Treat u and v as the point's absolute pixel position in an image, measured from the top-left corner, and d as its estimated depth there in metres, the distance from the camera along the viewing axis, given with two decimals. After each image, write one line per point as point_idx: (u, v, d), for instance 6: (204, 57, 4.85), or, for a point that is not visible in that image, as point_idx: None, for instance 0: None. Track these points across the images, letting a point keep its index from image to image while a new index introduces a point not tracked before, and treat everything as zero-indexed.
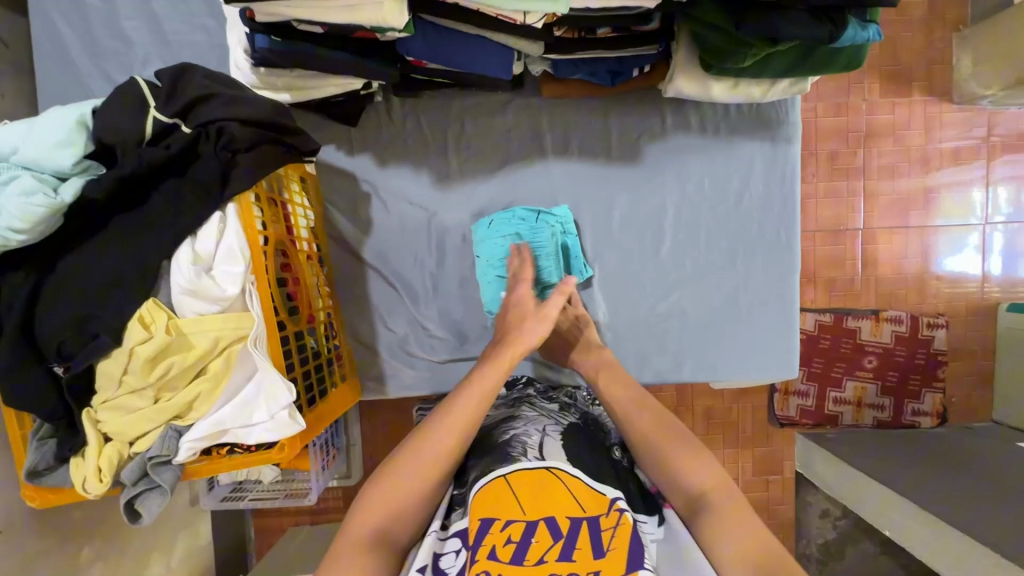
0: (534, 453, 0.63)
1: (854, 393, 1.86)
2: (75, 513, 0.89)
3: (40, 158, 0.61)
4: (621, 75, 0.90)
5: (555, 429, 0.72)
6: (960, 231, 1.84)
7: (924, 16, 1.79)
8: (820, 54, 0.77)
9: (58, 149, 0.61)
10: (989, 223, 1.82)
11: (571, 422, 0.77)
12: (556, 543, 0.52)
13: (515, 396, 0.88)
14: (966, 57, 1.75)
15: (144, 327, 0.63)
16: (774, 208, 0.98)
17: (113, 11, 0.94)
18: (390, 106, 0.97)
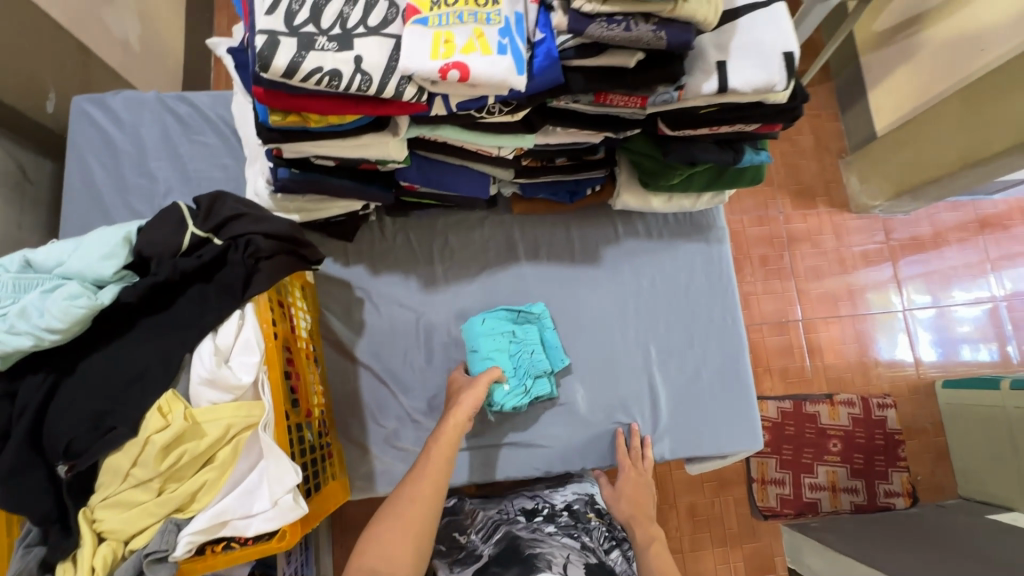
0: (558, 569, 0.84)
1: (827, 477, 1.92)
2: None
3: (87, 269, 0.70)
4: (578, 194, 1.10)
5: (578, 559, 0.89)
6: (885, 317, 2.07)
7: (813, 147, 2.21)
8: (730, 173, 0.99)
9: (103, 261, 0.71)
10: (908, 309, 2.07)
11: (593, 560, 0.91)
12: None
13: (538, 522, 1.01)
14: (854, 177, 2.14)
15: (161, 416, 0.67)
16: (717, 297, 1.13)
17: (144, 154, 1.09)
18: (382, 224, 1.12)
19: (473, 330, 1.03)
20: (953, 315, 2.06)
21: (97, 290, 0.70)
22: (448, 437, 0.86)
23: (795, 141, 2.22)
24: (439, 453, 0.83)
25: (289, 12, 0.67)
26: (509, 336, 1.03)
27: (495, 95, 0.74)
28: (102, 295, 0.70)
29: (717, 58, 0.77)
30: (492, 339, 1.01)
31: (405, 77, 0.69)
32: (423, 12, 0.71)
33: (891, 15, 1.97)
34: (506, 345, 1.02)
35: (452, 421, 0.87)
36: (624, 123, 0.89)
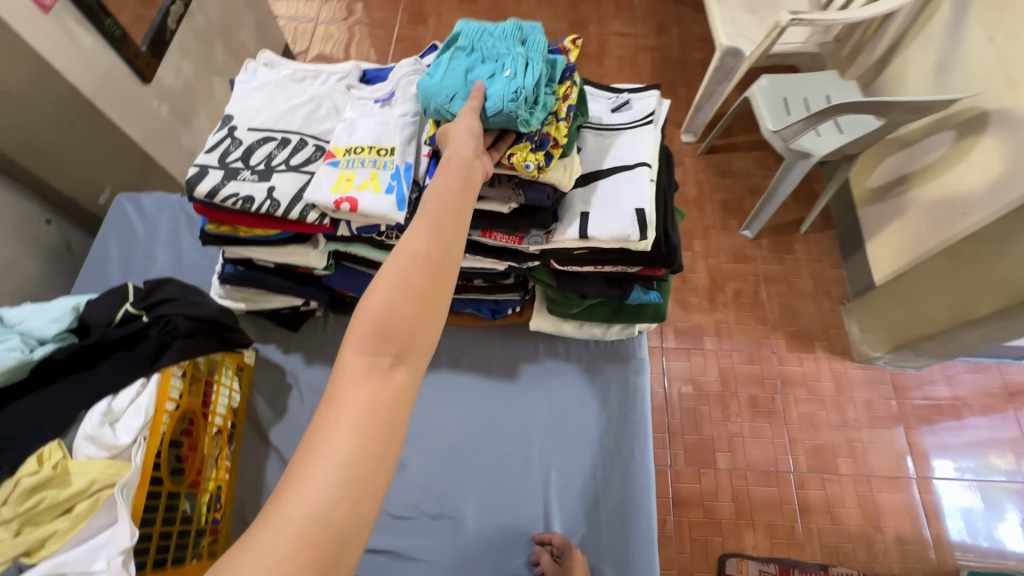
0: None
1: None
2: None
3: (35, 328, 0.88)
4: (500, 311, 1.19)
5: None
6: (895, 484, 1.79)
7: (812, 290, 2.11)
8: (630, 308, 1.05)
9: (51, 325, 0.89)
10: (923, 478, 1.79)
11: None
12: None
13: None
14: (855, 325, 2.00)
15: (38, 462, 0.77)
16: (628, 428, 1.13)
17: (153, 241, 1.34)
18: (326, 319, 1.25)
19: (436, 98, 0.79)
20: (974, 488, 1.76)
21: (36, 346, 0.87)
22: (451, 200, 0.63)
23: (793, 282, 2.13)
24: (441, 212, 0.62)
25: (226, 151, 0.87)
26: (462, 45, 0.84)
27: (384, 224, 0.87)
28: (40, 349, 0.86)
29: (582, 209, 0.88)
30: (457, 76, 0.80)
31: (309, 205, 0.85)
32: (337, 156, 0.89)
33: (885, 170, 1.94)
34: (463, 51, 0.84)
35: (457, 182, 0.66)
36: (521, 255, 0.99)
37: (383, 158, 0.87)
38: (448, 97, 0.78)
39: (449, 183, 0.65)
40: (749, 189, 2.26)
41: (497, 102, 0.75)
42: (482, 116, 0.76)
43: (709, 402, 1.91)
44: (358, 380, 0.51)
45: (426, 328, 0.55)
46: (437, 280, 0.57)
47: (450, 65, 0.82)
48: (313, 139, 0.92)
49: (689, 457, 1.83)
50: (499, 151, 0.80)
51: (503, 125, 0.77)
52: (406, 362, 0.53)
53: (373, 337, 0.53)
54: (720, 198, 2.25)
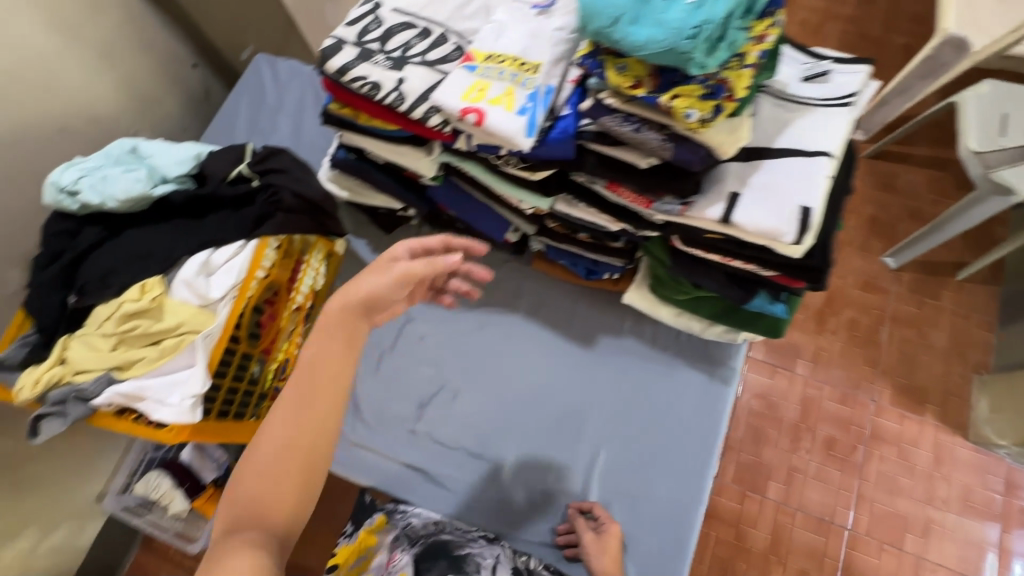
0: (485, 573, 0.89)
1: None
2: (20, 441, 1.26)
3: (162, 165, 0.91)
4: (595, 274, 1.10)
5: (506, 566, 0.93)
6: None
7: (946, 347, 1.78)
8: (744, 313, 0.92)
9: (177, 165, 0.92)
10: None
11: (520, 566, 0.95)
12: None
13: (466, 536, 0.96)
14: (986, 401, 1.68)
15: (141, 291, 0.82)
16: (696, 436, 1.04)
17: (278, 108, 1.35)
18: (419, 230, 1.22)
19: (595, 13, 0.65)
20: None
21: (160, 181, 0.90)
22: (327, 363, 0.61)
23: (924, 332, 1.81)
24: (315, 381, 0.60)
25: (365, 28, 0.79)
26: None
27: (507, 148, 0.79)
28: (162, 185, 0.90)
29: (732, 188, 0.75)
30: None
31: (434, 107, 0.78)
32: (475, 61, 0.80)
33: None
34: None
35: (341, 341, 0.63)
36: (640, 221, 0.89)
37: (526, 73, 0.77)
38: (611, 17, 0.64)
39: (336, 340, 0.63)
40: (909, 212, 1.91)
41: (667, 38, 0.61)
42: (647, 47, 0.62)
43: (779, 429, 1.73)
44: (226, 554, 0.50)
45: (293, 497, 0.56)
46: (305, 446, 0.57)
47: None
48: (455, 37, 0.83)
49: (739, 475, 1.69)
50: (661, 94, 0.67)
51: (669, 61, 0.63)
52: (276, 537, 0.54)
53: (235, 526, 0.53)
54: (870, 213, 1.92)
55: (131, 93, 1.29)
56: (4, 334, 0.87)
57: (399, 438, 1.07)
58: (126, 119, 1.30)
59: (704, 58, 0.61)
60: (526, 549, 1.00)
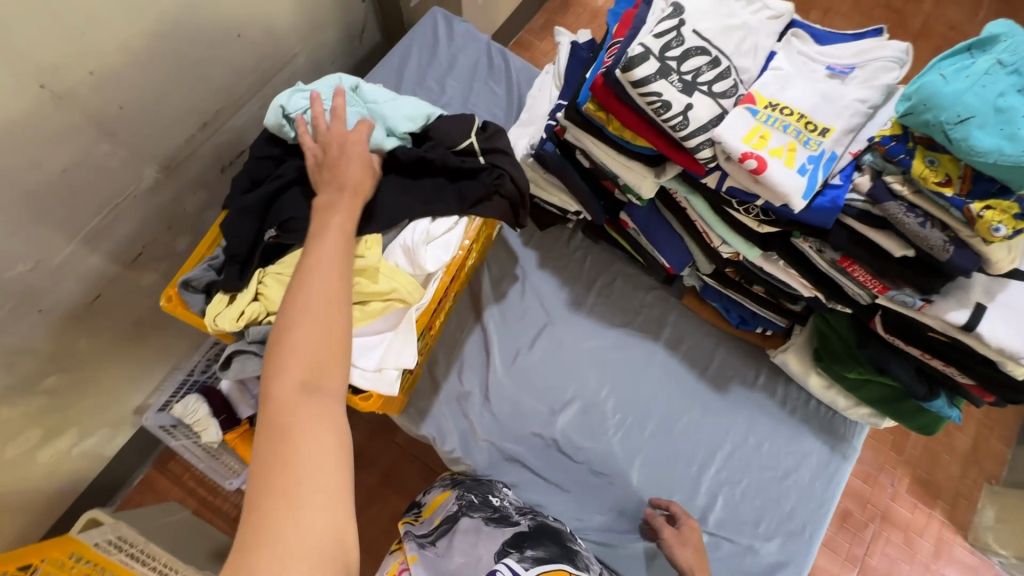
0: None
1: None
2: (102, 345, 1.17)
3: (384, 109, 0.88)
4: (747, 324, 1.11)
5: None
6: None
7: (966, 451, 1.60)
8: (907, 405, 0.95)
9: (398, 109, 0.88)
10: None
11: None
12: None
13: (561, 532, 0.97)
14: (991, 510, 1.53)
15: (363, 248, 0.79)
16: (810, 503, 1.07)
17: (449, 70, 1.29)
18: (572, 235, 1.21)
19: (939, 106, 0.65)
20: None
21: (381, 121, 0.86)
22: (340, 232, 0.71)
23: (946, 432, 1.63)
24: (327, 268, 0.67)
25: (667, 43, 0.78)
26: (1002, 54, 0.66)
27: (767, 200, 0.79)
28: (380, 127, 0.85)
29: (978, 299, 0.77)
30: (983, 91, 0.64)
31: (711, 141, 0.77)
32: (757, 105, 0.78)
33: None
34: (1004, 58, 0.66)
35: (335, 235, 0.71)
36: (842, 297, 0.90)
37: (811, 134, 0.77)
38: (959, 115, 0.64)
39: (335, 222, 0.72)
40: None
41: (1016, 155, 0.62)
42: (992, 156, 0.63)
43: None
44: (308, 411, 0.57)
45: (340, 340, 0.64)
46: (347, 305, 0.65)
47: (984, 74, 0.65)
48: (740, 74, 0.82)
49: None
50: (971, 201, 0.68)
51: (1003, 173, 0.64)
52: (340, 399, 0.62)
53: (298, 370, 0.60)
54: None
55: (307, 14, 1.22)
56: (193, 253, 0.83)
57: (524, 438, 1.07)
58: (294, 39, 1.22)
59: None
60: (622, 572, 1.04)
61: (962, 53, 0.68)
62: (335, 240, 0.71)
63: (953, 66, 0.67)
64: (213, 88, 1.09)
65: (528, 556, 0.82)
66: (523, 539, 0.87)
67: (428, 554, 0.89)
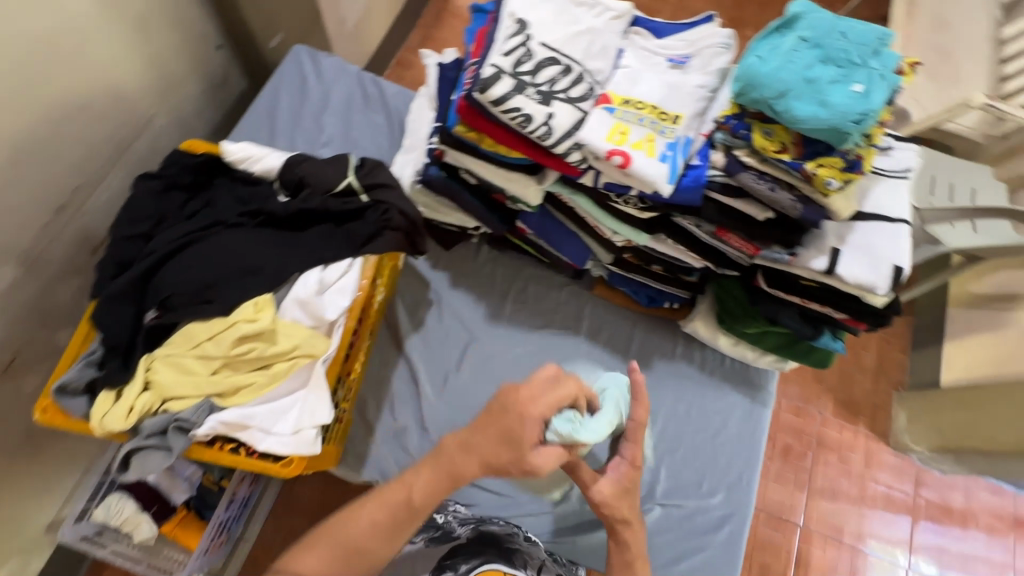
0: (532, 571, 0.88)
1: None
2: None
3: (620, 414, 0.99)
4: (655, 302, 1.18)
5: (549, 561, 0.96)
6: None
7: (874, 367, 1.77)
8: (802, 347, 1.05)
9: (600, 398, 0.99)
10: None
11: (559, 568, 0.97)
12: None
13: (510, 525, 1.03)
14: (903, 413, 1.69)
15: (254, 310, 0.76)
16: (742, 453, 1.15)
17: (324, 108, 1.27)
18: (479, 249, 1.22)
19: (761, 85, 0.73)
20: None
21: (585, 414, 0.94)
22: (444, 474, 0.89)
23: (855, 353, 1.79)
24: (402, 500, 0.88)
25: (518, 59, 0.81)
26: (802, 36, 0.75)
27: (639, 189, 0.83)
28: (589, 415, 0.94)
29: (833, 244, 0.87)
30: (793, 68, 0.72)
31: (578, 144, 0.81)
32: (613, 104, 0.83)
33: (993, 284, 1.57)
34: (804, 39, 0.75)
35: (450, 471, 0.92)
36: (727, 262, 0.98)
37: (665, 123, 0.83)
38: (778, 90, 0.72)
39: (460, 468, 0.89)
40: None
41: (830, 118, 0.70)
42: (812, 121, 0.70)
43: None
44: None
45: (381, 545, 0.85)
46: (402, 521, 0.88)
47: (791, 53, 0.73)
48: (594, 77, 0.86)
49: None
50: (805, 162, 0.76)
51: (825, 135, 0.71)
52: None
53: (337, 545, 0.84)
54: None
55: (156, 73, 1.15)
56: (64, 354, 0.76)
57: None
58: (148, 101, 1.15)
59: (855, 136, 0.71)
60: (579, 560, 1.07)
61: (772, 38, 0.77)
62: (448, 468, 0.89)
63: (766, 49, 0.75)
64: (62, 169, 1.00)
65: (462, 568, 0.84)
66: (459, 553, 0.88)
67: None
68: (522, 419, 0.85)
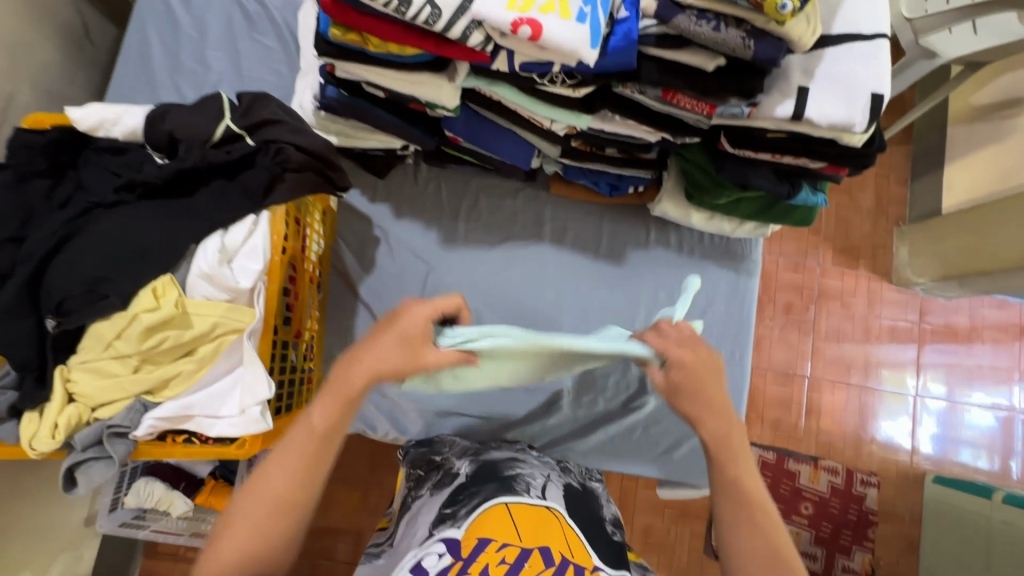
0: (536, 492, 0.74)
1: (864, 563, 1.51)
2: None
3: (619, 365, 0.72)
4: (619, 189, 1.07)
5: (557, 478, 0.82)
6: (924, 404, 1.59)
7: (871, 206, 1.67)
8: (779, 209, 0.96)
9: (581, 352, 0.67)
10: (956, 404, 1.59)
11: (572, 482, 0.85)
12: (548, 568, 0.60)
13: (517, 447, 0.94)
14: (905, 247, 1.61)
15: (154, 298, 0.68)
16: (731, 328, 1.10)
17: (203, 41, 1.08)
18: (418, 170, 1.10)
19: None
20: (992, 419, 1.59)
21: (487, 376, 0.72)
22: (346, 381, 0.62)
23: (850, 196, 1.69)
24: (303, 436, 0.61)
25: None
26: None
27: (561, 62, 0.70)
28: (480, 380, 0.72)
29: (800, 83, 0.74)
30: None
31: (475, 21, 0.66)
32: None
33: (994, 89, 1.42)
34: None
35: (360, 375, 0.61)
36: (685, 128, 0.85)
37: None
38: None
39: (360, 370, 0.61)
40: None
41: None
42: None
43: None
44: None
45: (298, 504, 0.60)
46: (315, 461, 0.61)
47: None
48: None
49: None
50: None
51: None
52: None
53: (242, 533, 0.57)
54: None
55: None
56: None
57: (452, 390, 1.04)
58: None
59: None
60: (594, 465, 1.05)
61: None
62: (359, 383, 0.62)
63: None
64: None
65: (463, 513, 0.69)
66: (459, 494, 0.74)
67: (381, 562, 0.75)
68: (407, 324, 0.61)
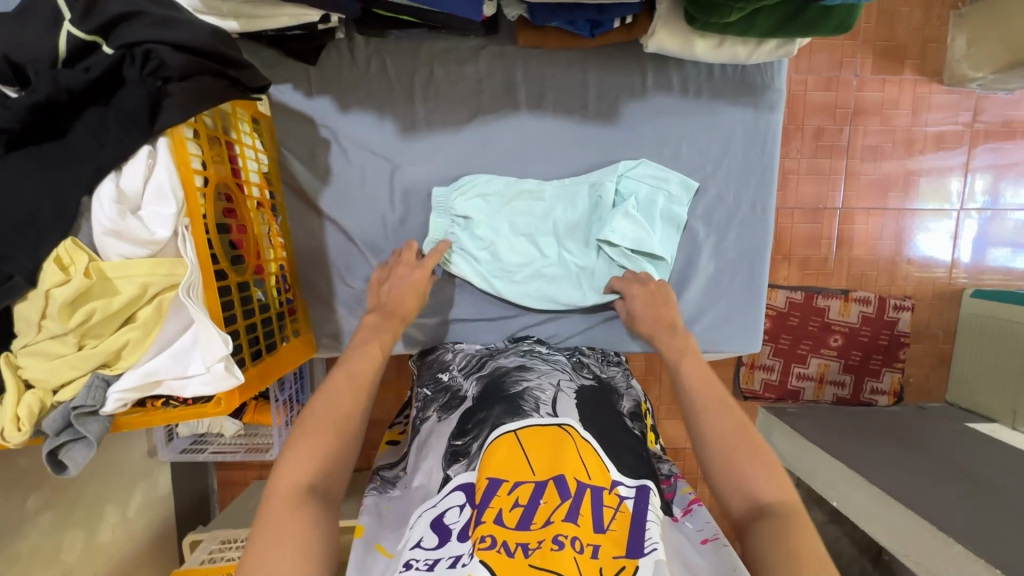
0: (547, 409, 0.66)
1: (892, 384, 1.45)
2: None
3: (644, 195, 0.92)
4: (601, 26, 0.82)
5: (569, 385, 0.74)
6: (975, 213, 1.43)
7: None
8: (810, 15, 0.73)
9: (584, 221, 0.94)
10: (999, 212, 1.43)
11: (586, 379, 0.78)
12: (563, 504, 0.55)
13: (522, 348, 0.88)
14: (963, 37, 1.33)
15: (61, 269, 0.59)
16: (751, 180, 0.95)
17: None
18: (353, 46, 0.89)
19: None
20: None
21: (487, 246, 0.93)
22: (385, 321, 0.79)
23: None
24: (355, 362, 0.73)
25: None
26: None
27: None
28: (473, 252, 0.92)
29: None
30: None
31: None
32: None
33: None
34: None
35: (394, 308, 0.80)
36: None
37: None
38: None
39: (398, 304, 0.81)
40: None
41: None
42: None
43: None
44: (292, 507, 0.57)
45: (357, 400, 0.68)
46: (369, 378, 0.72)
47: None
48: None
49: None
50: None
51: None
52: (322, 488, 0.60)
53: (326, 432, 0.64)
54: None
55: None
56: None
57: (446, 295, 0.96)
58: None
59: None
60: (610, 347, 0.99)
61: None
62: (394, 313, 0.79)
63: None
64: None
65: (475, 451, 0.65)
66: (467, 423, 0.69)
67: (396, 495, 0.70)
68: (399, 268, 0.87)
